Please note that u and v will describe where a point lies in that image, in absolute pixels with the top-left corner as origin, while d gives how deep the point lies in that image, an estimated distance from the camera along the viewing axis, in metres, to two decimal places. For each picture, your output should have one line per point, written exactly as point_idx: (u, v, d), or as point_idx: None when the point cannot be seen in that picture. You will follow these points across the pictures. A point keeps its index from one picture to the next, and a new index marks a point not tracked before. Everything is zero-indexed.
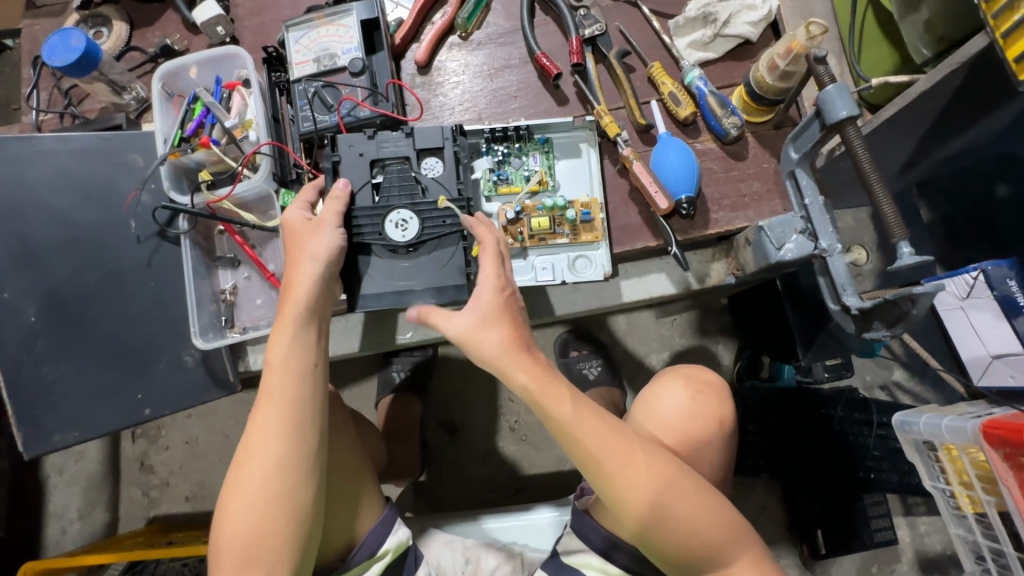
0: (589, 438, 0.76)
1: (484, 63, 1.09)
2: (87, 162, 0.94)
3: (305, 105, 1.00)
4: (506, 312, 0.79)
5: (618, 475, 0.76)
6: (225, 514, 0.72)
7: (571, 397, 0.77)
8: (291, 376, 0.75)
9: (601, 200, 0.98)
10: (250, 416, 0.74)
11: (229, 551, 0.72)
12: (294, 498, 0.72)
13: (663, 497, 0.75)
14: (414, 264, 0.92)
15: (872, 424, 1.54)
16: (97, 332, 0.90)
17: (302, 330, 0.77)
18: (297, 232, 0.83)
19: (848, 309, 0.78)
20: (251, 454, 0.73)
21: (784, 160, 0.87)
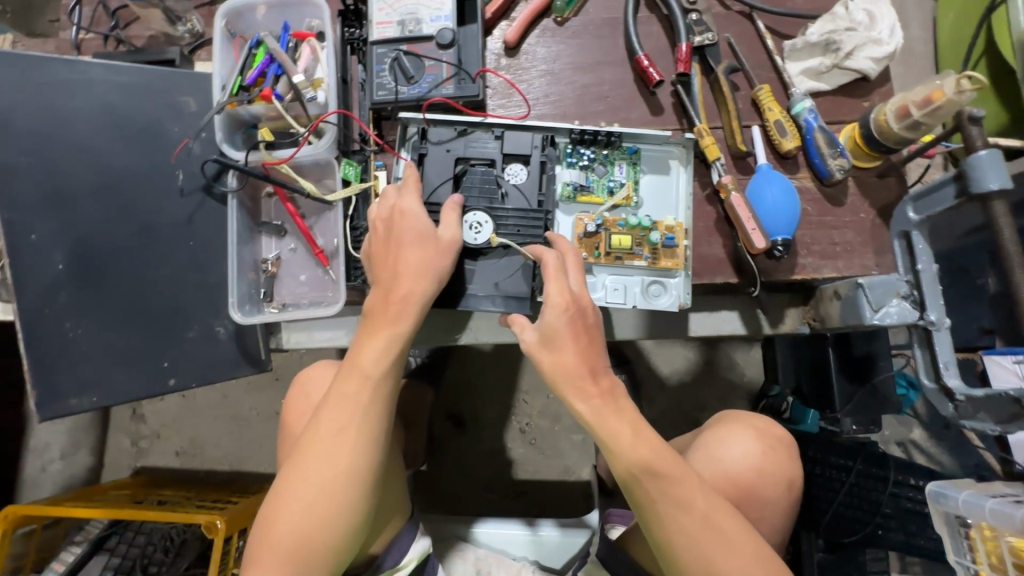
0: (647, 466, 0.66)
1: (577, 55, 1.00)
2: (134, 96, 0.84)
3: (382, 71, 0.91)
4: (578, 334, 0.70)
5: (667, 513, 0.66)
6: (278, 505, 0.68)
7: (632, 425, 0.68)
8: (379, 385, 0.70)
9: (687, 226, 0.91)
10: (333, 416, 0.69)
11: (272, 546, 0.67)
12: (355, 509, 0.68)
13: (714, 548, 0.65)
14: (481, 268, 0.86)
15: (887, 481, 1.52)
16: (126, 289, 0.81)
17: (399, 342, 0.72)
18: (415, 232, 0.77)
19: (950, 391, 0.74)
20: (320, 453, 0.68)
21: (897, 218, 0.80)
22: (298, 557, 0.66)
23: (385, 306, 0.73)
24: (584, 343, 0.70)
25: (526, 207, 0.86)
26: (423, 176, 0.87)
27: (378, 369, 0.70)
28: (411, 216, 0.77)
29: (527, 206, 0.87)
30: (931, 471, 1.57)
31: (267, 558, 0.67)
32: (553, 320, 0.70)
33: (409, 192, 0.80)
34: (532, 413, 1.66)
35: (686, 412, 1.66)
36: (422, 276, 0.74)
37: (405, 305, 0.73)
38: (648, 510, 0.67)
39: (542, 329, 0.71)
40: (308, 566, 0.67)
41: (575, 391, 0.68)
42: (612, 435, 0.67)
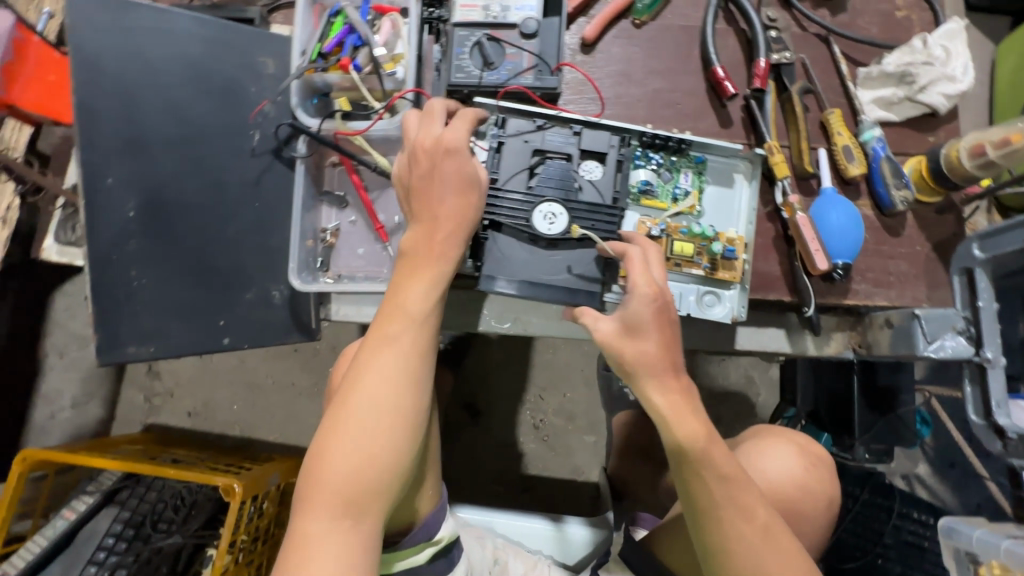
0: (717, 470, 0.65)
1: (653, 59, 1.00)
2: (216, 52, 0.84)
3: (463, 54, 0.91)
4: (664, 328, 0.67)
5: (730, 519, 0.65)
6: (325, 451, 0.62)
7: (706, 428, 0.66)
8: (422, 323, 0.67)
9: (747, 240, 0.92)
10: (372, 359, 0.65)
11: (322, 494, 0.61)
12: (404, 453, 0.63)
13: (774, 563, 0.65)
14: (551, 258, 0.86)
15: (891, 512, 1.54)
16: (191, 244, 0.81)
17: (443, 282, 0.70)
18: (453, 166, 0.71)
19: (1001, 429, 0.76)
20: (366, 395, 0.64)
21: (960, 254, 0.82)
22: (349, 505, 0.61)
23: (430, 249, 0.70)
24: (667, 335, 0.67)
25: (600, 202, 0.87)
26: (497, 164, 0.88)
27: (421, 308, 0.67)
28: (457, 152, 0.72)
29: (600, 202, 0.87)
30: (934, 506, 1.59)
31: (317, 509, 0.61)
32: (640, 308, 0.67)
33: (455, 125, 0.73)
34: (547, 410, 1.67)
35: None
36: (463, 216, 0.72)
37: (448, 247, 0.70)
38: (710, 516, 0.66)
39: (626, 316, 0.68)
40: (360, 517, 0.61)
41: (657, 383, 0.66)
42: (687, 435, 0.65)
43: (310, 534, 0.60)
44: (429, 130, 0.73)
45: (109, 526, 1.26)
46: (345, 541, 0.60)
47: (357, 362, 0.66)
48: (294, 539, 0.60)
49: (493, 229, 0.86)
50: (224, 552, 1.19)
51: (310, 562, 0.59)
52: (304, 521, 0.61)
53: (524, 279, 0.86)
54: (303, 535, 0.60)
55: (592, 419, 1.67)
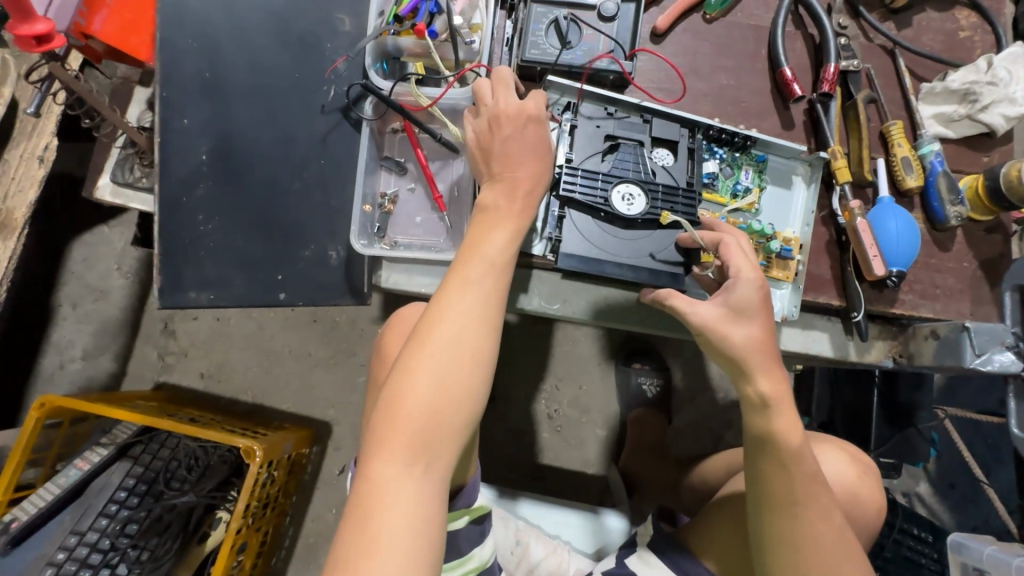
0: (806, 467, 0.66)
1: (720, 55, 1.00)
2: (295, 5, 0.83)
3: (539, 30, 0.90)
4: (768, 315, 0.70)
5: (813, 517, 0.66)
6: (401, 385, 0.62)
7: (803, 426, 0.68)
8: (501, 267, 0.68)
9: (802, 242, 0.93)
10: (450, 300, 0.65)
11: (397, 427, 0.61)
12: (479, 393, 0.64)
13: (841, 559, 0.67)
14: (630, 239, 0.87)
15: (893, 526, 1.57)
16: (255, 196, 0.81)
17: (522, 231, 0.71)
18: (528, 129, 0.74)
19: None
20: (443, 335, 0.63)
21: (1014, 271, 0.83)
22: (422, 440, 0.61)
23: (511, 197, 0.71)
24: (771, 321, 0.70)
25: (675, 186, 0.88)
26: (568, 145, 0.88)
27: (502, 253, 0.68)
28: (539, 121, 0.75)
29: (674, 184, 0.88)
30: (933, 525, 1.62)
31: (392, 445, 0.61)
32: (750, 294, 0.69)
33: (535, 95, 0.77)
34: (563, 401, 1.67)
35: (712, 427, 1.69)
36: (537, 174, 0.73)
37: (528, 198, 0.72)
38: (789, 509, 0.67)
39: (737, 299, 0.69)
40: (432, 453, 0.61)
41: (767, 370, 0.67)
42: (786, 429, 0.67)
43: (384, 465, 0.60)
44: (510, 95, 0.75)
45: (121, 480, 1.24)
46: (416, 476, 0.60)
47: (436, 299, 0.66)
48: (367, 470, 0.61)
49: (570, 206, 0.87)
50: (240, 514, 1.19)
51: (384, 491, 0.60)
52: (378, 452, 0.61)
53: (606, 258, 0.87)
54: (376, 466, 0.61)
55: (606, 413, 1.67)
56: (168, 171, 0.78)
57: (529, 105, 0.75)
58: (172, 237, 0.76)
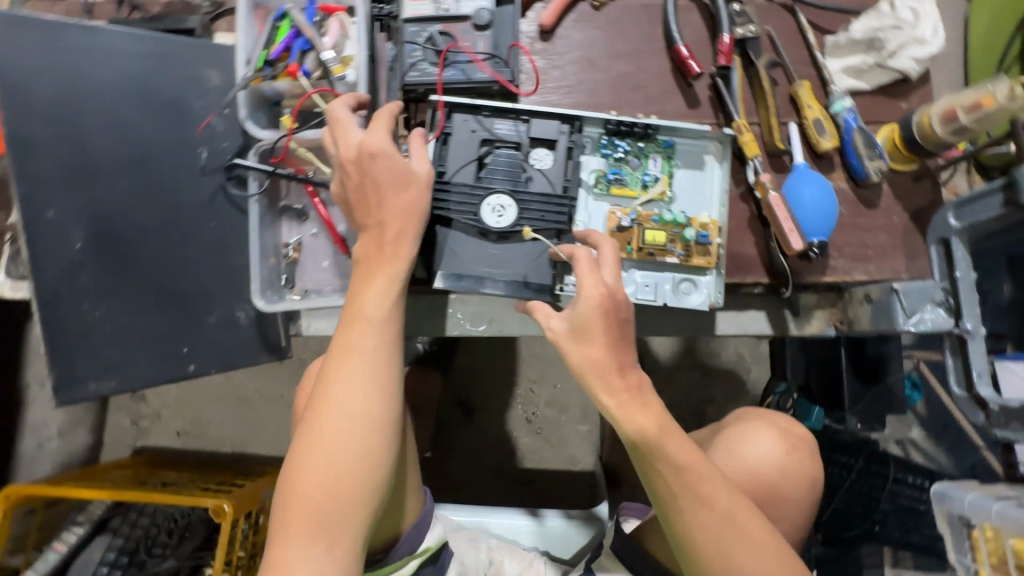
0: (670, 463, 0.72)
1: (614, 43, 0.97)
2: (155, 68, 0.80)
3: (415, 51, 0.88)
4: (611, 327, 0.71)
5: (691, 508, 0.72)
6: (296, 470, 0.64)
7: (658, 420, 0.72)
8: (382, 325, 0.68)
9: (721, 224, 0.89)
10: (334, 373, 0.66)
11: (297, 508, 0.63)
12: (376, 457, 0.65)
13: (732, 542, 0.71)
14: (503, 253, 0.86)
15: (886, 478, 1.55)
16: (146, 271, 0.78)
17: (399, 283, 0.70)
18: (382, 170, 0.71)
19: (983, 401, 0.74)
20: (333, 411, 0.65)
21: (937, 224, 0.80)
22: (324, 517, 0.63)
23: (385, 248, 0.71)
24: (614, 336, 0.71)
25: (551, 192, 0.86)
26: (444, 155, 0.88)
27: (380, 313, 0.68)
28: (385, 156, 0.71)
29: (551, 190, 0.87)
30: (930, 472, 1.59)
31: (295, 532, 0.62)
32: (587, 314, 0.70)
33: (375, 128, 0.72)
34: (540, 403, 1.66)
35: (693, 406, 1.68)
36: (407, 216, 0.71)
37: (404, 245, 0.71)
38: (670, 505, 0.73)
39: (574, 320, 0.72)
40: (337, 528, 0.63)
41: (604, 385, 0.72)
42: (639, 430, 0.72)
43: (289, 550, 0.62)
44: (349, 137, 0.72)
45: (102, 555, 1.25)
46: (323, 554, 0.62)
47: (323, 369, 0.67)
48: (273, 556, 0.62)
49: (441, 223, 0.85)
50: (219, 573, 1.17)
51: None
52: (283, 536, 0.62)
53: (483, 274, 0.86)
54: (282, 551, 0.62)
55: (585, 408, 1.66)
56: None
57: (367, 143, 0.71)
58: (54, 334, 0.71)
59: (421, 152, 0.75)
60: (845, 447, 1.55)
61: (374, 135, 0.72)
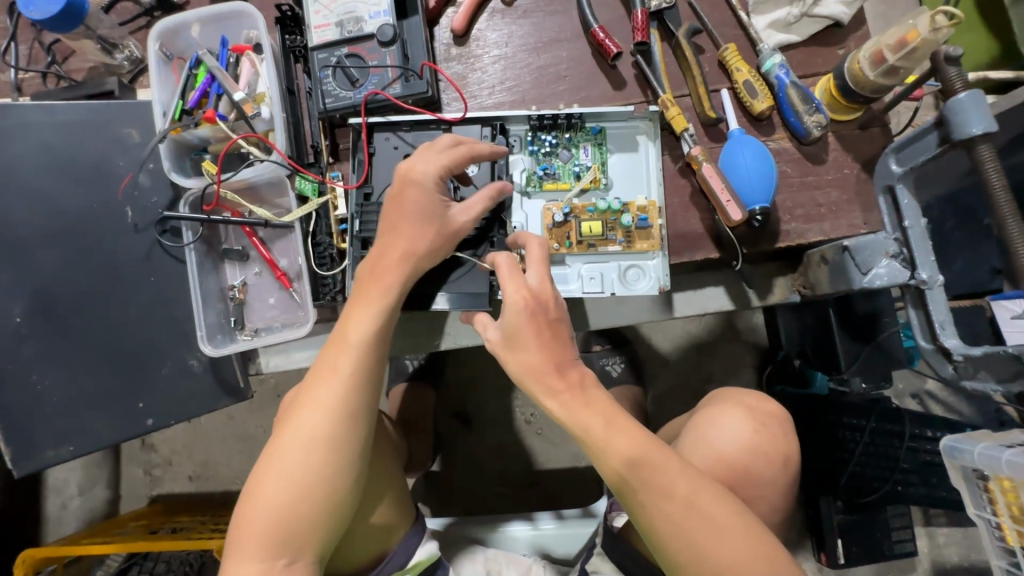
0: (620, 456, 0.70)
1: (531, 36, 0.95)
2: (77, 136, 0.83)
3: (327, 77, 0.87)
4: (541, 330, 0.71)
5: (653, 503, 0.70)
6: (257, 484, 0.64)
7: (603, 416, 0.71)
8: (364, 348, 0.67)
9: (659, 204, 0.87)
10: (310, 394, 0.66)
11: (254, 524, 0.63)
12: (334, 483, 0.65)
13: (700, 532, 0.68)
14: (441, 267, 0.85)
15: (906, 436, 1.46)
16: (92, 333, 0.80)
17: (386, 313, 0.70)
18: (406, 198, 0.72)
19: (947, 352, 0.69)
20: (300, 434, 0.65)
21: (881, 172, 0.75)
22: (278, 539, 0.63)
23: (384, 264, 0.72)
24: (546, 337, 0.71)
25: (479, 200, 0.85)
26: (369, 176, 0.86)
27: (364, 342, 0.68)
28: (418, 185, 0.72)
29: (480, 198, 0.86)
30: (951, 423, 1.51)
31: (242, 546, 0.63)
32: (514, 319, 0.71)
33: (429, 159, 0.74)
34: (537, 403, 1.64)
35: (694, 386, 1.64)
36: (402, 244, 0.72)
37: (400, 269, 0.72)
38: (634, 503, 0.71)
39: (506, 328, 0.72)
40: (281, 550, 0.64)
41: (542, 389, 0.71)
42: (583, 429, 0.71)
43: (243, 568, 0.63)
44: (411, 160, 0.73)
45: None
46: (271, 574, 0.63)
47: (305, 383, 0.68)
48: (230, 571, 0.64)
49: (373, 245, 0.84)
50: None
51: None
52: (239, 552, 0.63)
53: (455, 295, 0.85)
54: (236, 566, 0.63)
55: None
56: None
57: (416, 168, 0.72)
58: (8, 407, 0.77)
59: (472, 209, 0.76)
60: (852, 408, 1.47)
61: (433, 168, 0.73)
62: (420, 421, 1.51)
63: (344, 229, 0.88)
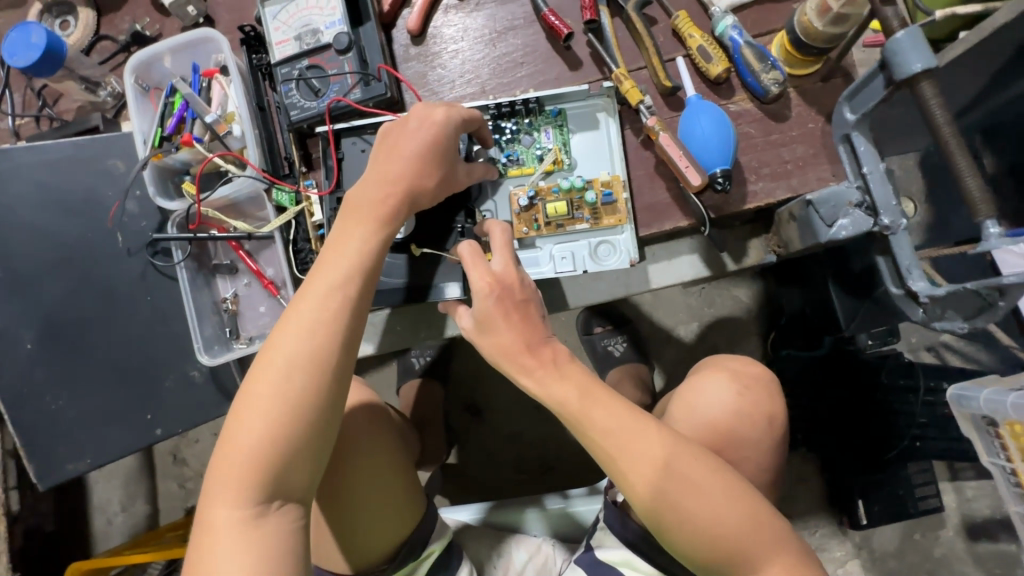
0: (593, 426, 0.71)
1: (485, 27, 0.96)
2: (68, 172, 0.89)
3: (291, 90, 0.90)
4: (508, 311, 0.72)
5: (631, 468, 0.70)
6: (245, 403, 0.65)
7: (577, 388, 0.72)
8: (349, 276, 0.69)
9: (623, 177, 0.88)
10: (297, 312, 0.67)
11: (233, 464, 0.64)
12: (315, 423, 0.66)
13: (680, 492, 0.69)
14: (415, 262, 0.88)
15: (919, 390, 1.40)
16: (99, 353, 0.87)
17: (379, 234, 0.71)
18: (405, 132, 0.72)
19: (915, 296, 0.69)
20: (285, 353, 0.66)
21: (837, 122, 0.75)
22: (259, 481, 0.64)
23: (377, 197, 0.71)
24: (516, 319, 0.72)
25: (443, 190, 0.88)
26: (341, 179, 0.90)
27: (353, 262, 0.69)
28: (438, 130, 0.72)
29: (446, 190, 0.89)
30: (969, 374, 1.44)
31: (227, 467, 0.64)
32: (483, 306, 0.72)
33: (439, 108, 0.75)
34: None
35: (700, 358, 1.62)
36: (394, 170, 0.71)
37: (396, 206, 0.72)
38: (614, 470, 0.72)
39: (477, 315, 0.74)
40: (262, 474, 0.64)
41: (515, 367, 0.72)
42: (559, 401, 0.72)
43: (220, 511, 0.63)
44: (429, 106, 0.73)
45: None
46: (251, 518, 0.64)
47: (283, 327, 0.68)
48: (207, 513, 0.64)
49: None
50: None
51: (217, 538, 0.62)
52: (219, 474, 0.65)
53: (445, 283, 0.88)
54: (213, 508, 0.64)
55: None
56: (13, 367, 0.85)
57: (438, 116, 0.72)
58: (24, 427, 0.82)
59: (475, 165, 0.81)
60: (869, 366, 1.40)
61: (453, 117, 0.74)
62: (433, 416, 1.53)
63: (322, 234, 0.92)
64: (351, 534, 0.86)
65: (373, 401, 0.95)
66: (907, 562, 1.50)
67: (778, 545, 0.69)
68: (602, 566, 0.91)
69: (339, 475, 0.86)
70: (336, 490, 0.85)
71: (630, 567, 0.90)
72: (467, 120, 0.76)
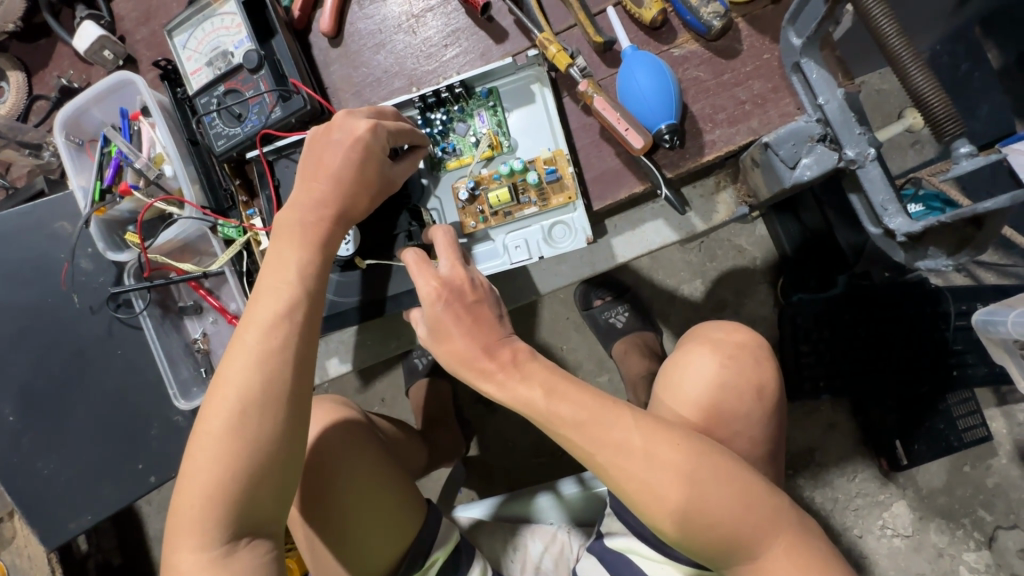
0: (568, 424, 0.63)
1: (403, 13, 0.90)
2: (22, 241, 0.91)
3: (213, 120, 0.87)
4: (459, 316, 0.65)
5: (611, 461, 0.62)
6: (194, 442, 0.59)
7: (543, 386, 0.64)
8: (295, 294, 0.63)
9: (566, 151, 0.83)
10: (240, 338, 0.61)
11: (188, 511, 0.58)
12: (274, 454, 0.60)
13: (669, 482, 0.61)
14: (367, 278, 0.88)
15: (951, 317, 1.19)
16: (82, 414, 0.90)
17: (319, 250, 0.66)
18: (322, 137, 0.68)
19: (893, 234, 0.63)
20: (229, 384, 0.60)
21: (786, 49, 0.70)
22: (222, 519, 0.58)
23: (307, 217, 0.67)
24: (468, 322, 0.65)
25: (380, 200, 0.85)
26: (281, 205, 0.88)
27: (297, 279, 0.64)
28: (367, 139, 0.68)
29: None
30: (1007, 289, 1.23)
31: (182, 515, 0.58)
32: (434, 313, 0.65)
33: (357, 116, 0.70)
34: None
35: None
36: (326, 179, 0.67)
37: (332, 229, 0.67)
38: (594, 466, 0.64)
39: (427, 322, 0.66)
40: (222, 514, 0.58)
41: (474, 374, 0.64)
42: (526, 404, 0.63)
43: (182, 557, 0.58)
44: (354, 118, 0.69)
45: None
46: (218, 559, 0.58)
47: (228, 353, 0.62)
48: (169, 561, 0.59)
49: None
50: None
51: None
52: (176, 520, 0.59)
53: (401, 291, 0.88)
54: (175, 556, 0.58)
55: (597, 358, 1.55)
56: (8, 435, 0.89)
57: (363, 130, 0.67)
58: (24, 496, 0.88)
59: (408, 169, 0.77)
60: (925, 294, 1.20)
61: (379, 130, 0.69)
62: (442, 414, 1.43)
63: None
64: (343, 555, 0.78)
65: (351, 411, 0.88)
66: (957, 498, 1.30)
67: (777, 524, 0.62)
68: (609, 555, 0.83)
69: (316, 497, 0.78)
70: (319, 510, 0.78)
71: (637, 554, 0.80)
72: (394, 131, 0.72)
